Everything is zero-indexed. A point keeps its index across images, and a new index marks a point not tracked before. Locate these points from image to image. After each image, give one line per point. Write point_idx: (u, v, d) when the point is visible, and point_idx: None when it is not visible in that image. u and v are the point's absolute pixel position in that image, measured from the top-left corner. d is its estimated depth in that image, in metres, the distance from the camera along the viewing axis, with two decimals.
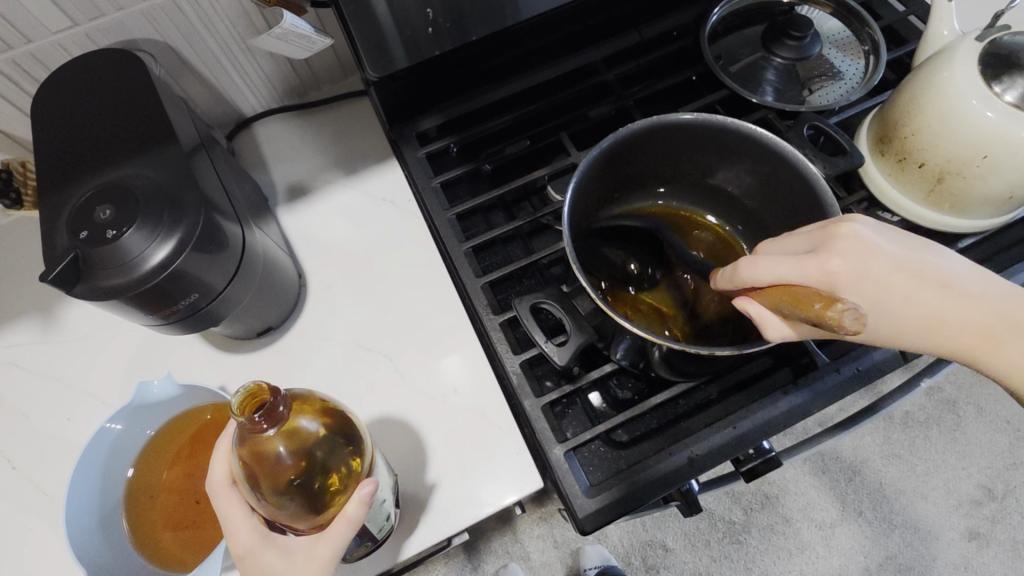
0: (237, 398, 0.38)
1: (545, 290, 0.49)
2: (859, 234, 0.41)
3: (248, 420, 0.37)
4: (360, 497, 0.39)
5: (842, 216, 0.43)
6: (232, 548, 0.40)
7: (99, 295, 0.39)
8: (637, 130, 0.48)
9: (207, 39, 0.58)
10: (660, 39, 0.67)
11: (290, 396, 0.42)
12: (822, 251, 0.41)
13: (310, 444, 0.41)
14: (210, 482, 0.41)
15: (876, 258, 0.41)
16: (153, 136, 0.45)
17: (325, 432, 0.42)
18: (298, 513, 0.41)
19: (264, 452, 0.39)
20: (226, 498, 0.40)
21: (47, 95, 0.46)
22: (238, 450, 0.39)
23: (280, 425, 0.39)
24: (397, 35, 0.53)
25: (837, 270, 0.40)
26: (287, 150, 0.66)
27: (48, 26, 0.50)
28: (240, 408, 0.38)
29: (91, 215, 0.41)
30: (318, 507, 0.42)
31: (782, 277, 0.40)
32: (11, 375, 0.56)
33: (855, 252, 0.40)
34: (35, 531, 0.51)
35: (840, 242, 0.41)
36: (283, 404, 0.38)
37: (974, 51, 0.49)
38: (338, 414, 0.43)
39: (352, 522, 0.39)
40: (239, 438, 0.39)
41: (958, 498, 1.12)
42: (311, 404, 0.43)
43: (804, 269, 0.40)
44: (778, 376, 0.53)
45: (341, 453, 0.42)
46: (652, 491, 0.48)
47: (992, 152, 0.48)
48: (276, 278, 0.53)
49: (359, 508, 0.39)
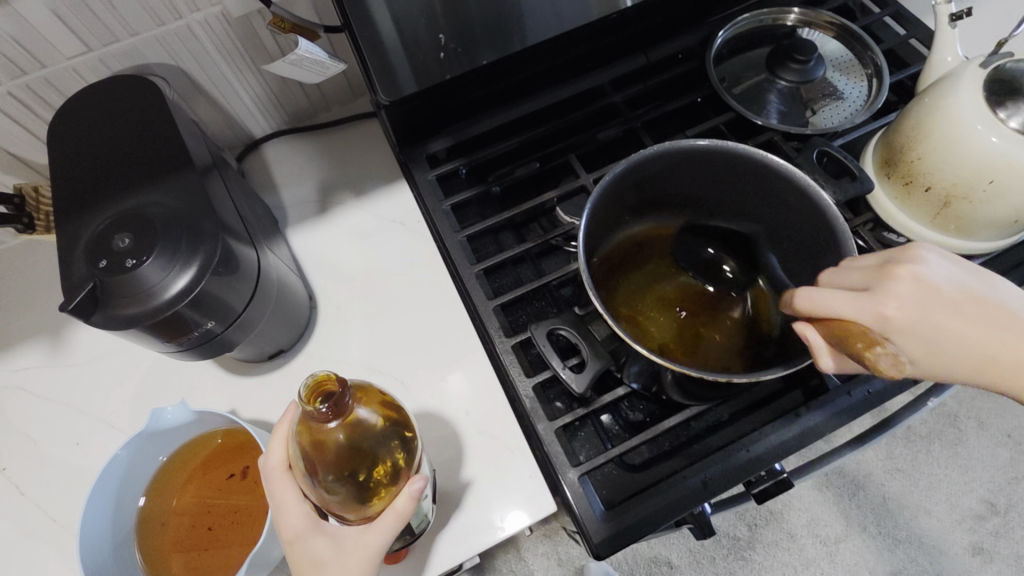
0: (305, 388, 0.38)
1: (561, 316, 0.49)
2: (914, 276, 0.41)
3: (315, 411, 0.37)
4: (409, 491, 0.39)
5: (899, 254, 0.43)
6: (282, 533, 0.40)
7: (116, 323, 0.40)
8: (652, 155, 0.49)
9: (221, 64, 0.59)
10: (666, 62, 0.68)
11: (352, 386, 0.42)
12: (879, 292, 0.41)
13: (365, 432, 0.41)
14: (266, 464, 0.41)
15: (931, 298, 0.41)
16: (168, 164, 0.45)
17: (381, 424, 0.42)
18: (347, 501, 0.41)
19: (324, 443, 0.40)
20: (281, 482, 0.40)
21: (62, 123, 0.47)
22: (301, 434, 0.40)
23: (343, 419, 0.39)
24: (408, 59, 0.54)
25: (894, 314, 0.40)
26: (297, 171, 0.66)
27: (63, 51, 0.50)
28: (307, 397, 0.39)
29: (110, 243, 0.41)
30: (365, 497, 0.41)
31: (837, 310, 0.41)
32: (19, 399, 0.56)
33: (910, 291, 0.41)
34: (42, 560, 0.50)
35: (895, 283, 0.41)
36: (350, 396, 0.38)
37: (978, 77, 0.50)
38: (392, 406, 0.43)
39: (400, 516, 0.39)
40: (302, 424, 0.40)
41: (960, 513, 1.12)
42: (370, 396, 0.42)
43: (859, 307, 0.40)
44: (789, 399, 0.53)
45: (389, 444, 0.42)
46: (665, 515, 0.48)
47: (998, 177, 0.48)
48: (287, 300, 0.53)
49: (409, 503, 0.39)
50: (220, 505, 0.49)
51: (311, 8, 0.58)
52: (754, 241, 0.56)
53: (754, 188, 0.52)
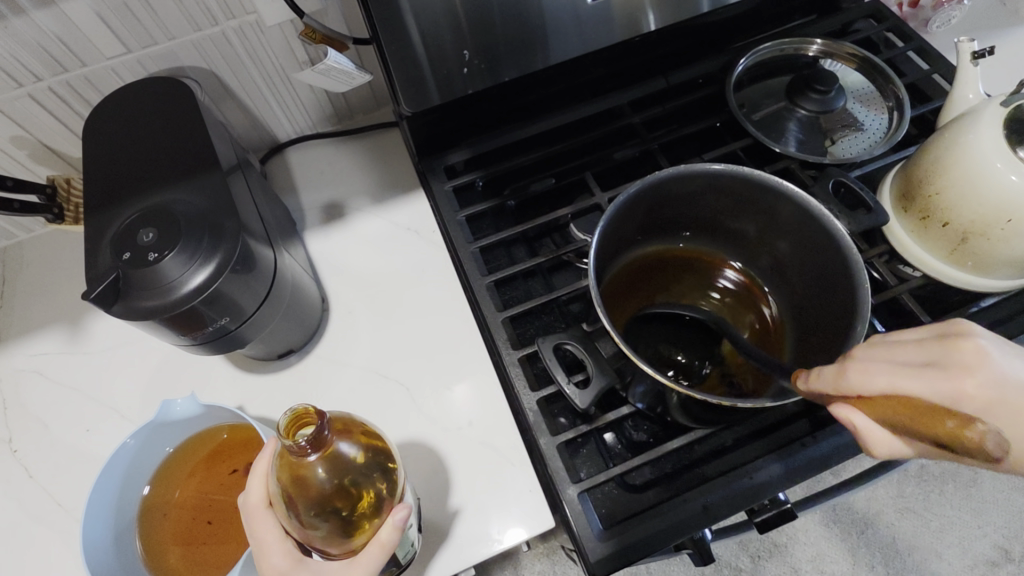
0: (284, 421, 0.39)
1: (569, 331, 0.49)
2: (983, 351, 0.36)
3: (295, 444, 0.37)
4: (393, 522, 0.38)
5: (959, 327, 0.38)
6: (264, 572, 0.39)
7: (136, 316, 0.41)
8: (688, 173, 0.49)
9: (252, 71, 0.61)
10: (686, 86, 0.69)
11: (331, 417, 0.42)
12: (948, 369, 0.35)
13: (346, 466, 0.41)
14: (245, 503, 0.41)
15: (1015, 379, 0.34)
16: (195, 164, 0.46)
17: (362, 457, 0.42)
18: (331, 535, 0.41)
19: (304, 477, 0.40)
20: (262, 519, 0.40)
21: (98, 121, 0.49)
22: (278, 469, 0.40)
23: (323, 450, 0.39)
24: (433, 73, 0.55)
25: (972, 393, 0.34)
26: (318, 177, 0.68)
27: (104, 51, 0.53)
28: (284, 431, 0.39)
29: (135, 237, 0.42)
30: (349, 531, 0.41)
31: (894, 388, 0.37)
32: (36, 383, 0.57)
33: (988, 368, 0.35)
34: (47, 544, 0.50)
35: (963, 357, 0.36)
36: (328, 427, 0.39)
37: (997, 115, 0.49)
38: (374, 437, 0.43)
39: (385, 548, 0.38)
40: (281, 461, 0.40)
41: (972, 558, 1.08)
42: (351, 428, 0.42)
43: (929, 384, 0.35)
44: (796, 428, 0.52)
45: (372, 477, 0.42)
46: (664, 539, 0.47)
47: (1016, 215, 0.48)
48: (299, 303, 0.54)
49: (393, 534, 0.38)
50: (223, 500, 0.50)
51: (342, 20, 0.60)
52: (769, 270, 0.56)
53: (771, 215, 0.51)
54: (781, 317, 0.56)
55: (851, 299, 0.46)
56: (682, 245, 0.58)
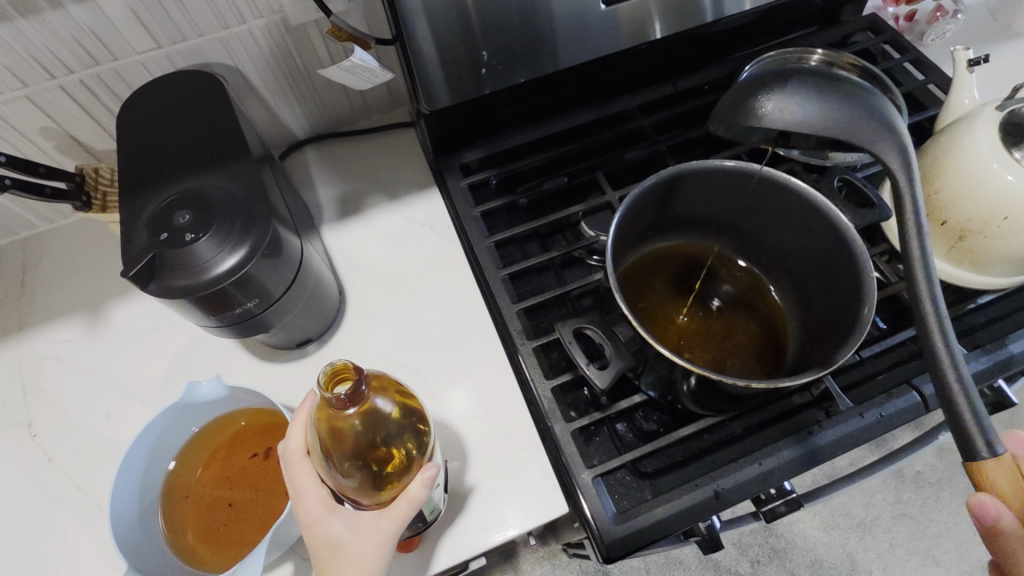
0: (324, 374, 0.40)
1: (587, 315, 0.51)
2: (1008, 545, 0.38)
3: (335, 397, 0.38)
4: (422, 479, 0.40)
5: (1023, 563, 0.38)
6: (300, 516, 0.41)
7: (170, 294, 0.42)
8: (715, 169, 0.51)
9: (275, 69, 0.63)
10: (693, 92, 0.72)
11: (370, 375, 0.42)
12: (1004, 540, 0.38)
13: (381, 422, 0.42)
14: (285, 450, 0.42)
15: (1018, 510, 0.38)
16: (227, 153, 0.48)
17: (397, 413, 0.43)
18: (363, 486, 0.42)
19: (340, 430, 0.40)
20: (300, 467, 0.41)
21: (130, 112, 0.50)
22: (318, 421, 0.41)
23: (360, 405, 0.40)
24: (453, 73, 0.57)
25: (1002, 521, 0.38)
26: (334, 174, 0.70)
27: (134, 46, 0.54)
28: (325, 385, 0.40)
29: (171, 219, 0.44)
30: (378, 484, 0.42)
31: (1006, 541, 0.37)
32: (57, 369, 0.58)
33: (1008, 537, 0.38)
34: (66, 526, 0.51)
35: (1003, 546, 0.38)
36: (365, 384, 0.39)
37: (993, 119, 0.52)
38: (407, 399, 0.44)
39: (414, 502, 0.39)
40: (320, 412, 0.41)
41: (969, 565, 1.09)
42: (387, 386, 0.43)
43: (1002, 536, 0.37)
44: (805, 416, 0.54)
45: (403, 436, 0.43)
46: (677, 523, 0.48)
47: (1012, 213, 0.50)
48: (320, 289, 0.55)
49: (422, 490, 0.39)
50: (241, 482, 0.50)
51: (363, 22, 0.63)
52: (773, 264, 0.58)
53: (779, 211, 0.53)
54: (787, 311, 0.58)
55: (858, 289, 0.48)
56: (691, 243, 0.60)
